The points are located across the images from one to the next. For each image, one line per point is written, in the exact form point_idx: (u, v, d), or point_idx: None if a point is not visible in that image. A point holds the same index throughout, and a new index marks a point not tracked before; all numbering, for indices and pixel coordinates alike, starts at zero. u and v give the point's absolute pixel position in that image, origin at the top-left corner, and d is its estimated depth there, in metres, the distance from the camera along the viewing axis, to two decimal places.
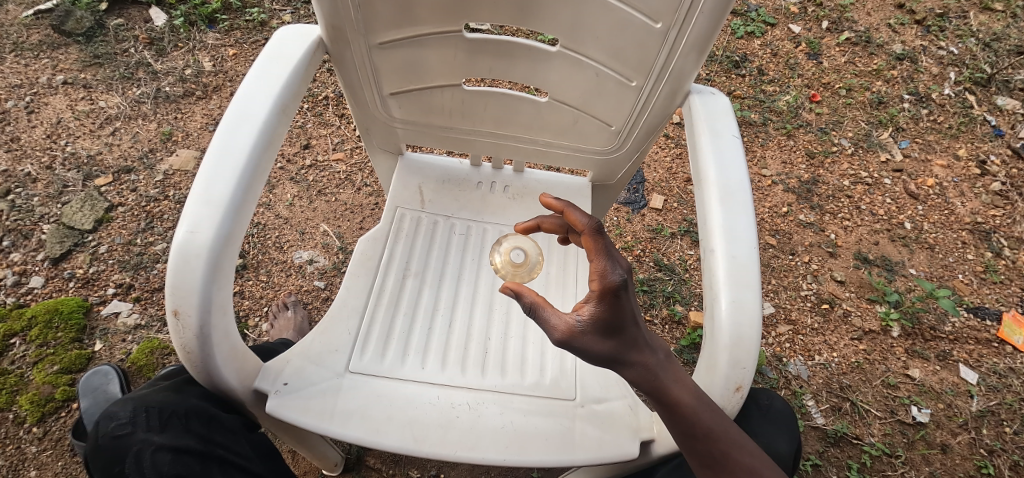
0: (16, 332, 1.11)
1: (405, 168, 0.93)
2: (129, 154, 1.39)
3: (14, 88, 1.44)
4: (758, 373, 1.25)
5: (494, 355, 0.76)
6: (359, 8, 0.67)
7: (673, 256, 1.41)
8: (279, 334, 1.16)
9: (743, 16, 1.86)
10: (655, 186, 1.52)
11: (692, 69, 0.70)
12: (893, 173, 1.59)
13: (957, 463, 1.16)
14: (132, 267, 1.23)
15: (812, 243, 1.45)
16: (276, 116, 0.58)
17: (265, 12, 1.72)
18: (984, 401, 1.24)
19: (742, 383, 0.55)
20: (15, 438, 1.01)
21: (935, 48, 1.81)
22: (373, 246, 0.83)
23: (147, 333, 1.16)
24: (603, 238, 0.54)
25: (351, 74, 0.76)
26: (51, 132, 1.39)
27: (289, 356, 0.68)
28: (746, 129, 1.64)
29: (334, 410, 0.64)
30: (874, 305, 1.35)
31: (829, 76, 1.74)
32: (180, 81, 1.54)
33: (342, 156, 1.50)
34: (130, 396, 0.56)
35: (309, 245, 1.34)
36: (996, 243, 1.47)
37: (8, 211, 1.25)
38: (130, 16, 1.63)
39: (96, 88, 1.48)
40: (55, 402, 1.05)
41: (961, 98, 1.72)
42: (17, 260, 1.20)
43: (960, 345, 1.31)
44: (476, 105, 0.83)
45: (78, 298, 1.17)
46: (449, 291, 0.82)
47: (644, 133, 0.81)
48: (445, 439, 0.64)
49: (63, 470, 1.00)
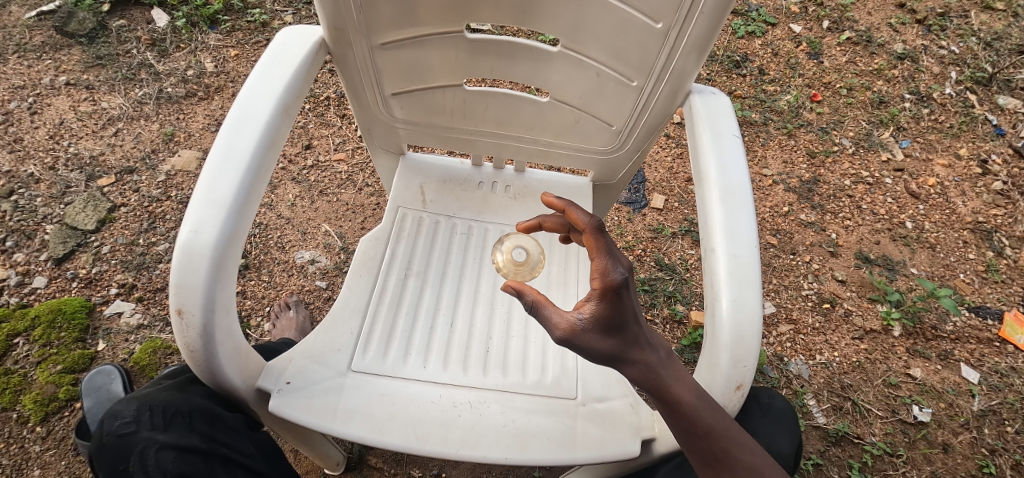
0: (19, 332, 1.11)
1: (407, 168, 0.93)
2: (132, 155, 1.39)
3: (17, 89, 1.45)
4: (759, 373, 1.25)
5: (496, 354, 0.76)
6: (360, 9, 0.67)
7: (675, 255, 1.41)
8: (281, 334, 1.16)
9: (744, 16, 1.86)
10: (656, 186, 1.53)
11: (693, 69, 0.70)
12: (894, 172, 1.59)
13: (959, 463, 1.16)
14: (135, 267, 1.23)
15: (813, 243, 1.45)
16: (278, 116, 0.58)
17: (267, 13, 1.72)
18: (986, 400, 1.24)
19: (743, 381, 0.55)
20: (19, 438, 1.02)
21: (936, 47, 1.81)
22: (375, 246, 0.83)
23: (150, 333, 1.16)
24: (604, 236, 0.54)
25: (352, 74, 0.76)
26: (53, 133, 1.39)
27: (292, 355, 0.68)
28: (747, 129, 1.64)
29: (337, 409, 0.65)
30: (875, 304, 1.35)
31: (830, 76, 1.74)
32: (182, 82, 1.54)
33: (343, 157, 1.50)
34: (134, 395, 0.57)
35: (311, 246, 1.34)
36: (997, 242, 1.47)
37: (11, 211, 1.25)
38: (132, 17, 1.63)
39: (99, 89, 1.49)
40: (58, 402, 1.06)
41: (962, 97, 1.72)
42: (20, 260, 1.20)
43: (962, 344, 1.31)
44: (477, 105, 0.84)
45: (81, 298, 1.17)
46: (451, 290, 0.82)
47: (645, 133, 0.82)
48: (447, 438, 0.64)
49: (66, 470, 1.01)
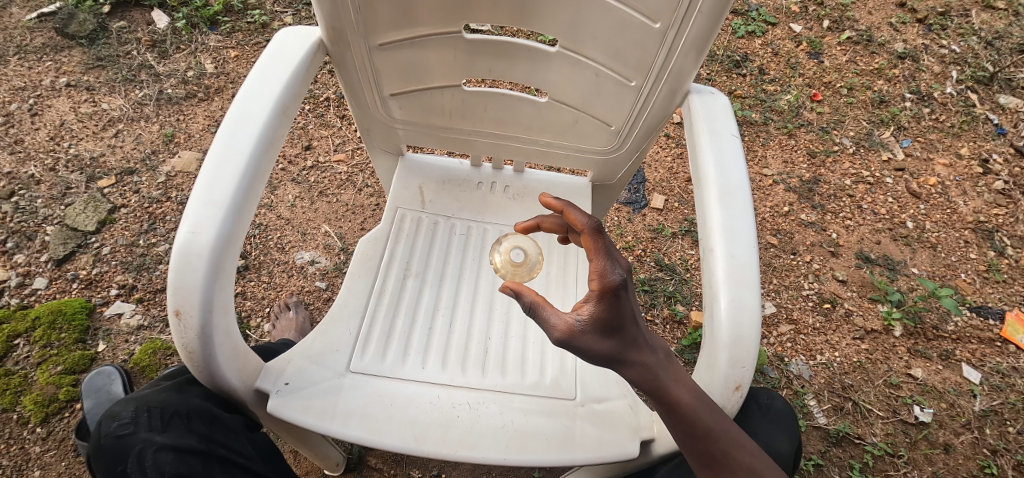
0: (20, 333, 1.12)
1: (405, 168, 0.93)
2: (132, 156, 1.40)
3: (18, 91, 1.45)
4: (759, 373, 1.25)
5: (495, 355, 0.76)
6: (358, 9, 0.67)
7: (675, 256, 1.41)
8: (281, 334, 1.16)
9: (744, 15, 1.86)
10: (655, 186, 1.52)
11: (692, 68, 0.70)
12: (895, 172, 1.58)
13: (960, 463, 1.16)
14: (135, 268, 1.24)
15: (813, 242, 1.45)
16: (277, 117, 0.58)
17: (267, 14, 1.72)
18: (987, 400, 1.23)
19: (742, 382, 0.55)
20: (20, 438, 1.02)
21: (936, 46, 1.81)
22: (374, 247, 0.83)
23: (150, 333, 1.17)
24: (602, 237, 0.54)
25: (351, 75, 0.76)
26: (54, 135, 1.39)
27: (291, 356, 0.68)
28: (747, 128, 1.64)
29: (335, 410, 0.65)
30: (876, 304, 1.35)
31: (830, 75, 1.74)
32: (182, 83, 1.54)
33: (343, 157, 1.50)
34: (133, 396, 0.57)
35: (311, 246, 1.34)
36: (999, 242, 1.47)
37: (12, 213, 1.25)
38: (132, 19, 1.64)
39: (99, 90, 1.49)
40: (58, 403, 1.06)
41: (963, 97, 1.71)
42: (21, 261, 1.20)
43: (963, 344, 1.31)
44: (476, 105, 0.84)
45: (81, 299, 1.18)
46: (449, 291, 0.82)
47: (644, 133, 0.81)
48: (445, 439, 0.64)
49: (66, 471, 1.01)
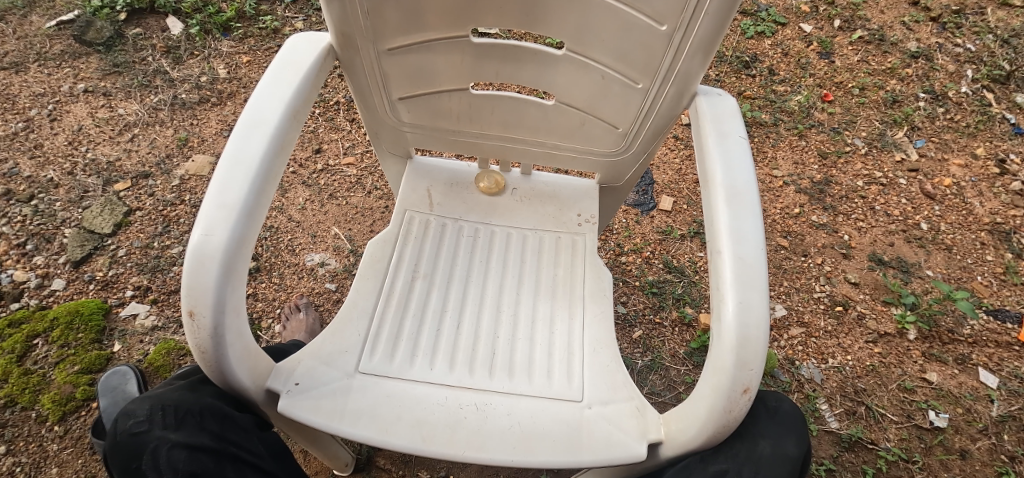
0: (39, 333, 1.14)
1: (414, 172, 0.94)
2: (147, 160, 1.42)
3: (37, 97, 1.49)
4: (770, 376, 1.24)
5: (502, 356, 0.77)
6: (368, 15, 0.68)
7: (683, 257, 1.40)
8: (291, 335, 1.18)
9: (753, 16, 1.85)
10: (665, 188, 1.52)
11: (699, 70, 0.69)
12: (909, 173, 1.56)
13: (977, 469, 1.13)
14: (149, 270, 1.26)
15: (825, 244, 1.43)
16: (288, 121, 0.60)
17: (279, 20, 1.75)
18: (1006, 405, 1.20)
19: (750, 384, 0.54)
20: (38, 436, 1.04)
21: (951, 45, 1.78)
22: (382, 248, 0.85)
23: (164, 334, 1.19)
24: None
25: (360, 79, 0.77)
26: (72, 139, 1.43)
27: (301, 357, 0.69)
28: (757, 129, 1.63)
29: (345, 410, 0.65)
30: (889, 307, 1.33)
31: (842, 76, 1.72)
32: (196, 88, 1.57)
33: (353, 160, 1.52)
34: (147, 395, 0.58)
35: (321, 248, 1.36)
36: (1017, 244, 1.44)
37: (31, 216, 1.28)
38: (148, 25, 1.67)
39: (115, 96, 1.52)
40: (75, 402, 1.08)
41: (979, 96, 1.68)
42: (40, 263, 1.23)
43: (979, 348, 1.28)
44: (483, 108, 0.84)
45: (98, 300, 1.20)
46: (457, 292, 0.83)
47: (651, 135, 0.81)
48: (454, 439, 0.64)
49: (82, 469, 1.02)
